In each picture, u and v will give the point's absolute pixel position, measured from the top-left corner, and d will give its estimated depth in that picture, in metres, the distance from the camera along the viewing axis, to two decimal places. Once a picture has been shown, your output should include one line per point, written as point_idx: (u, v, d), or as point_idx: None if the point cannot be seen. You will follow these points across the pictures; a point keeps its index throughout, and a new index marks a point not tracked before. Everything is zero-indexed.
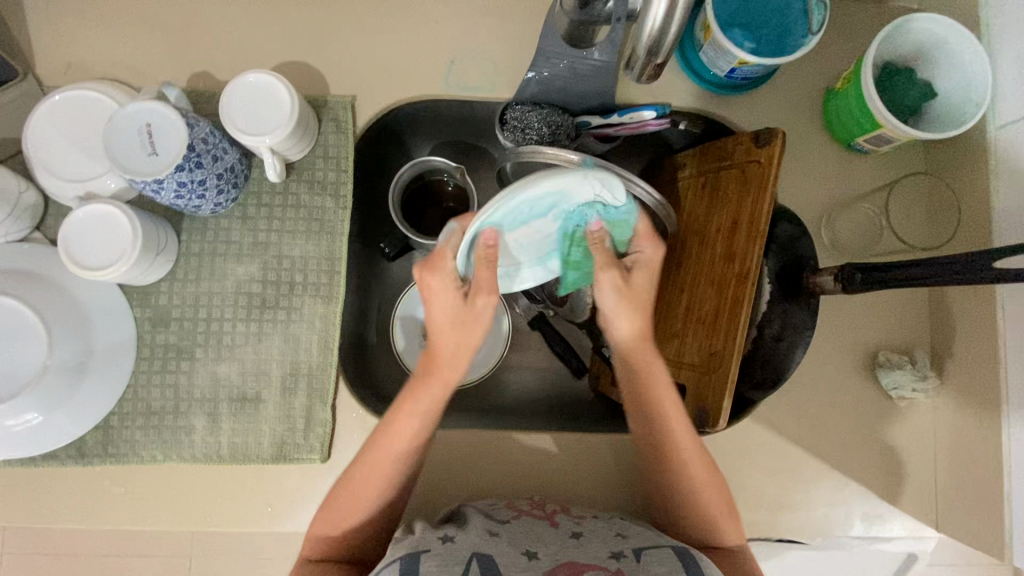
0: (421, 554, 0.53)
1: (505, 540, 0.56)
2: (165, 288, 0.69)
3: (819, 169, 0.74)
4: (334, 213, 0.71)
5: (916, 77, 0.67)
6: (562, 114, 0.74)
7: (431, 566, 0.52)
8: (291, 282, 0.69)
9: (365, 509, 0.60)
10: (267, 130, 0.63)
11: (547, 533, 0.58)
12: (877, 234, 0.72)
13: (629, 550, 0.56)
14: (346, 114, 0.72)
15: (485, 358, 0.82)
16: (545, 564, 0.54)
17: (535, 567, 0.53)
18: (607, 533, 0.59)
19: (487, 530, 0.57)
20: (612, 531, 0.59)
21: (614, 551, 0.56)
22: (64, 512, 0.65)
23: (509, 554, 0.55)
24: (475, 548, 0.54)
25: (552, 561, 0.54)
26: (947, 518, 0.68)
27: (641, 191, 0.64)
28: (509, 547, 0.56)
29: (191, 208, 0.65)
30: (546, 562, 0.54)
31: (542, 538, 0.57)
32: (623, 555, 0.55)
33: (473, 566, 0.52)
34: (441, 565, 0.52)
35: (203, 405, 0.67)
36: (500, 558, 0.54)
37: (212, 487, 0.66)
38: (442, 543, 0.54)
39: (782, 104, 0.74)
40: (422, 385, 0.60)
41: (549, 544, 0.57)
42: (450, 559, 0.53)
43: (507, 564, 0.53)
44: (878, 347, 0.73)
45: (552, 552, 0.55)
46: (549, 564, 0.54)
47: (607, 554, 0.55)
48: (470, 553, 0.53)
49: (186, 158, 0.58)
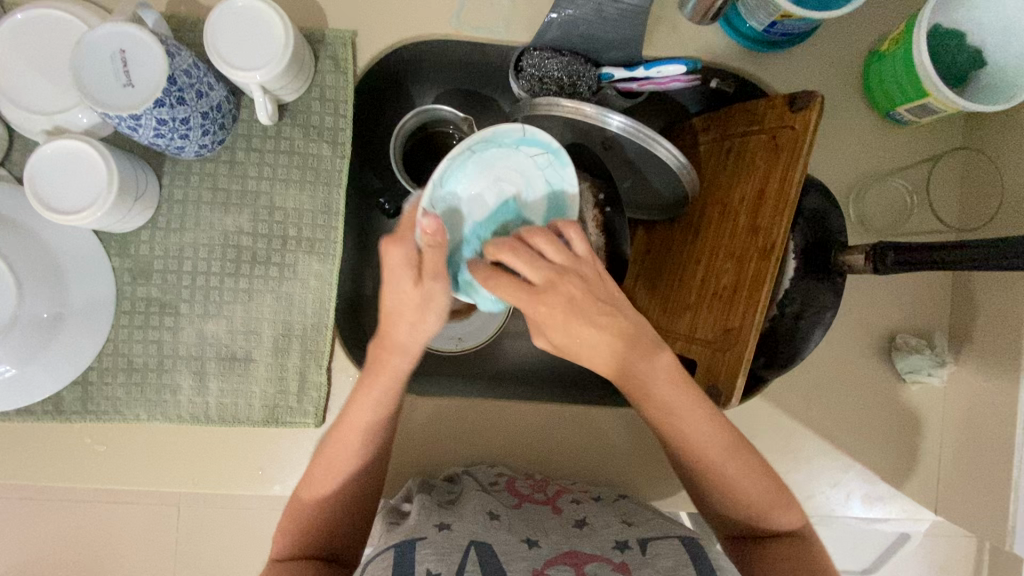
0: (417, 542, 0.51)
1: (507, 526, 0.55)
2: (145, 238, 0.63)
3: (854, 137, 0.69)
4: (331, 162, 0.65)
5: (965, 42, 0.62)
6: (585, 64, 0.68)
7: (427, 554, 0.49)
8: (283, 235, 0.64)
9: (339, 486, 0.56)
10: (257, 66, 0.56)
11: (551, 523, 0.57)
12: (906, 212, 0.69)
13: (635, 540, 0.54)
14: (345, 52, 0.65)
15: (485, 327, 0.80)
16: (545, 553, 0.52)
17: (535, 557, 0.51)
18: (611, 518, 0.57)
19: (486, 513, 0.56)
20: (616, 517, 0.58)
21: (617, 541, 0.54)
22: (42, 469, 0.62)
23: (509, 543, 0.52)
24: (472, 535, 0.52)
25: (553, 550, 0.52)
26: (947, 503, 0.68)
27: (663, 152, 0.63)
28: (508, 533, 0.54)
29: (173, 148, 0.59)
30: (546, 552, 0.52)
31: (545, 527, 0.56)
32: (628, 547, 0.53)
33: (471, 555, 0.50)
34: (439, 552, 0.50)
35: (189, 364, 0.63)
36: (498, 546, 0.52)
37: (202, 446, 0.64)
38: (439, 531, 0.52)
39: (821, 65, 0.69)
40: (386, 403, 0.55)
41: (551, 533, 0.55)
42: (448, 545, 0.50)
43: (507, 552, 0.51)
44: (895, 330, 0.71)
45: (553, 541, 0.54)
46: (549, 552, 0.52)
47: (611, 545, 0.53)
48: (467, 540, 0.51)
49: (165, 92, 0.52)
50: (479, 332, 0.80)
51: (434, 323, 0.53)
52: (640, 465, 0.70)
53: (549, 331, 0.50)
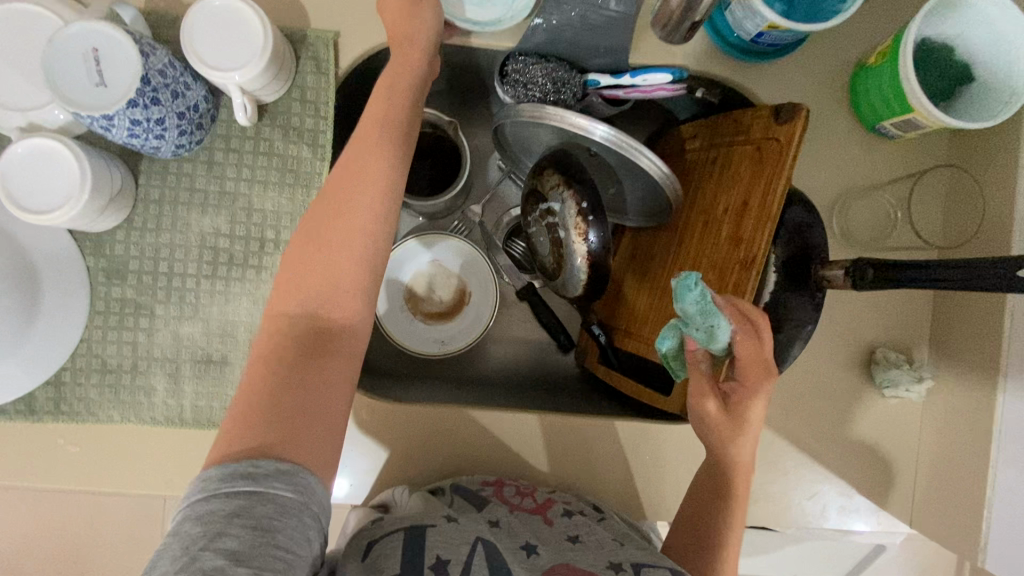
0: (427, 527, 0.52)
1: (506, 531, 0.56)
2: (120, 238, 0.62)
3: (839, 149, 0.69)
4: (311, 164, 0.64)
5: (951, 57, 0.62)
6: (571, 70, 0.67)
7: (436, 541, 0.50)
8: (261, 238, 0.63)
9: (296, 316, 0.49)
10: (234, 66, 0.55)
11: (544, 532, 0.57)
12: (889, 227, 0.69)
13: (628, 564, 0.53)
14: (327, 53, 0.64)
15: (468, 333, 0.86)
16: (544, 563, 0.52)
17: (534, 564, 0.51)
18: (604, 536, 0.57)
19: (488, 520, 0.57)
20: (610, 536, 0.58)
21: (613, 562, 0.53)
22: (15, 468, 0.62)
23: (509, 544, 0.53)
24: (479, 533, 0.53)
25: (551, 561, 0.52)
26: (922, 517, 0.68)
27: (647, 162, 0.62)
28: (510, 539, 0.54)
29: (149, 148, 0.58)
30: (545, 561, 0.52)
31: (541, 537, 0.56)
32: (622, 568, 0.52)
33: (478, 549, 0.50)
34: (449, 541, 0.50)
35: (164, 365, 0.62)
36: (503, 547, 0.52)
37: (175, 449, 0.63)
38: (448, 522, 0.53)
39: (809, 76, 0.68)
40: (354, 224, 0.52)
41: (548, 543, 0.55)
42: (456, 538, 0.51)
43: (509, 553, 0.52)
44: (875, 343, 0.71)
45: (552, 552, 0.54)
46: (548, 563, 0.52)
47: (605, 564, 0.52)
48: (474, 536, 0.52)
49: (139, 92, 0.51)
50: (462, 338, 0.86)
51: (432, 16, 0.60)
52: (617, 474, 0.70)
53: (744, 393, 0.55)
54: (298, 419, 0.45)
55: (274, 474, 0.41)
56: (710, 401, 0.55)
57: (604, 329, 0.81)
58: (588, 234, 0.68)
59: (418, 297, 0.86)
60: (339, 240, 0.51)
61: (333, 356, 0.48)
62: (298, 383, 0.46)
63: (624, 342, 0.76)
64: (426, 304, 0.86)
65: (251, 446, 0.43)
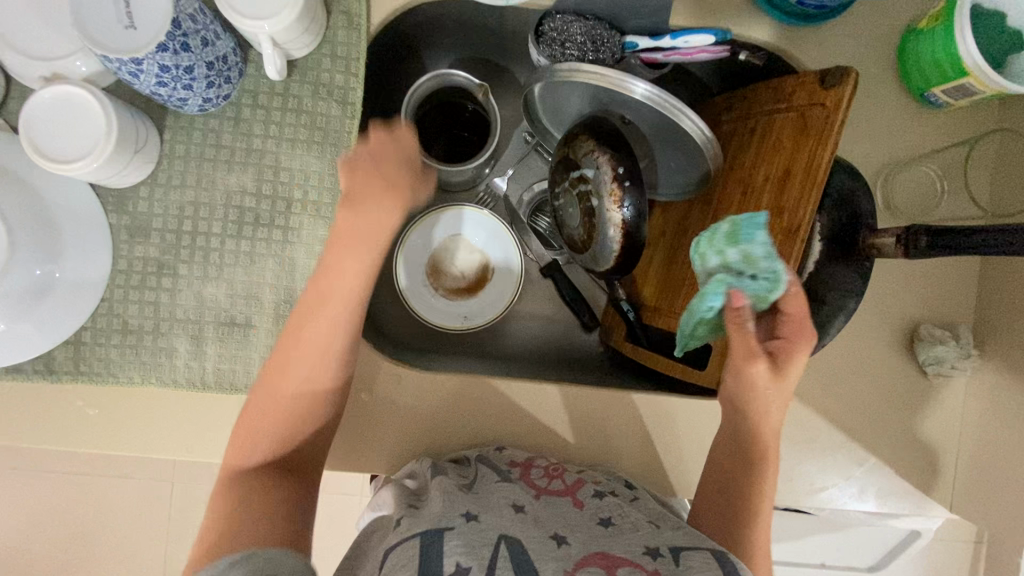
0: (443, 532, 0.48)
1: (531, 520, 0.53)
2: (144, 195, 0.60)
3: (884, 118, 0.67)
4: (340, 123, 0.62)
5: (1004, 24, 0.60)
6: (610, 30, 0.64)
7: (455, 546, 0.46)
8: (288, 197, 0.62)
9: (265, 417, 0.55)
10: (266, 14, 0.53)
11: (574, 518, 0.54)
12: (936, 198, 0.66)
13: (665, 548, 0.50)
14: (359, 7, 0.62)
15: (493, 306, 0.83)
16: (574, 553, 0.48)
17: (564, 556, 0.48)
18: (639, 519, 0.55)
19: (512, 507, 0.54)
20: (644, 518, 0.55)
21: (649, 547, 0.50)
22: (31, 430, 0.60)
23: (537, 537, 0.50)
24: (501, 529, 0.49)
25: (582, 548, 0.49)
26: (964, 501, 0.65)
27: (689, 125, 0.60)
28: (536, 528, 0.51)
29: (175, 100, 0.56)
30: (576, 550, 0.49)
31: (570, 523, 0.53)
32: (659, 553, 0.50)
33: (501, 550, 0.47)
34: (467, 545, 0.47)
35: (187, 327, 0.60)
36: (530, 545, 0.48)
37: (196, 413, 0.61)
38: (466, 522, 0.49)
39: (855, 41, 0.66)
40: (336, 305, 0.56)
41: (577, 529, 0.52)
42: (477, 539, 0.47)
43: (537, 550, 0.48)
44: (918, 321, 0.68)
45: (582, 540, 0.51)
46: (579, 552, 0.49)
47: (641, 550, 0.50)
48: (496, 535, 0.48)
49: (169, 35, 0.49)
50: (488, 311, 0.84)
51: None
52: (648, 451, 0.68)
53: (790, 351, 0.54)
54: (242, 521, 0.49)
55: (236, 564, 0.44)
56: (761, 362, 0.53)
57: (633, 305, 0.79)
58: (623, 203, 0.66)
59: (440, 271, 0.84)
60: (314, 339, 0.55)
61: (293, 484, 0.54)
62: (252, 494, 0.52)
63: (654, 318, 0.75)
64: (448, 278, 0.85)
65: (208, 551, 0.46)
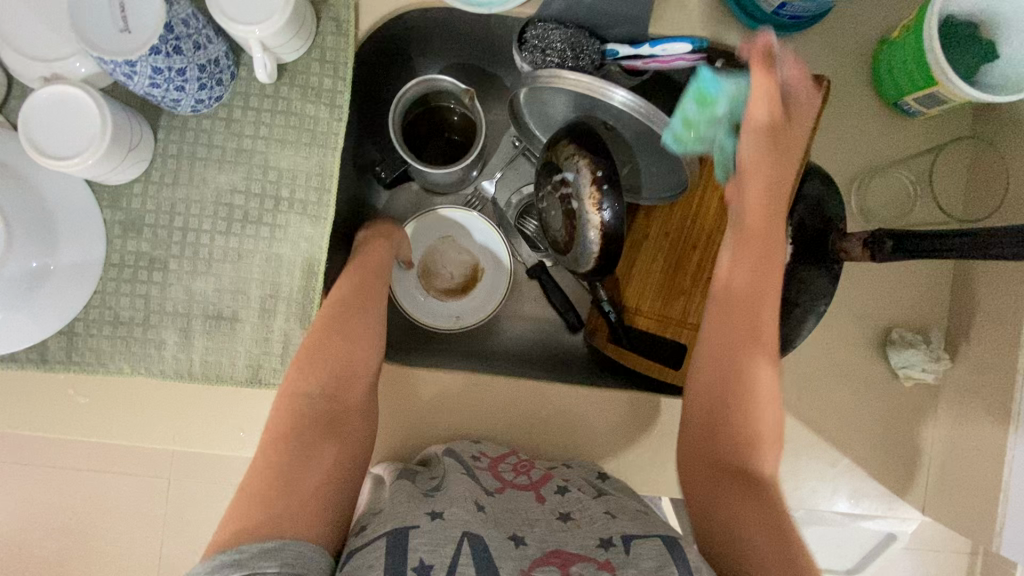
0: (409, 530, 0.48)
1: (491, 519, 0.53)
2: (138, 192, 0.63)
3: (859, 126, 0.68)
4: (327, 125, 0.64)
5: (977, 36, 0.61)
6: (590, 38, 0.67)
7: (421, 543, 0.47)
8: (276, 196, 0.64)
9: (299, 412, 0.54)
10: (256, 20, 0.56)
11: (533, 513, 0.56)
12: (908, 204, 0.68)
13: (618, 538, 0.52)
14: (348, 14, 0.64)
15: (484, 306, 0.85)
16: (530, 552, 0.50)
17: (522, 556, 0.50)
18: (596, 511, 0.56)
19: (474, 504, 0.54)
20: (602, 510, 0.57)
21: (602, 539, 0.52)
22: (24, 417, 0.62)
23: (497, 537, 0.51)
24: (465, 525, 0.50)
25: (539, 548, 0.51)
26: (935, 503, 0.66)
27: (670, 133, 0.62)
28: (495, 527, 0.52)
29: (169, 101, 0.59)
30: (532, 551, 0.51)
31: (530, 520, 0.55)
32: (612, 543, 0.51)
33: (464, 546, 0.48)
34: (432, 543, 0.47)
35: (176, 320, 0.63)
36: (491, 543, 0.49)
37: (183, 403, 0.63)
38: (431, 519, 0.50)
39: (831, 51, 0.68)
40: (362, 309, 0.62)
41: (535, 527, 0.54)
42: (441, 537, 0.48)
43: (497, 548, 0.49)
44: (892, 325, 0.69)
45: (538, 537, 0.53)
46: (534, 552, 0.51)
47: (595, 543, 0.51)
48: (460, 530, 0.49)
49: (161, 39, 0.51)
50: (478, 312, 0.85)
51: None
52: (625, 449, 0.69)
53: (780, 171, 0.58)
54: (281, 502, 0.47)
55: (273, 551, 0.44)
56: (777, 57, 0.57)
57: (613, 305, 0.77)
58: (603, 206, 0.68)
59: (430, 273, 0.86)
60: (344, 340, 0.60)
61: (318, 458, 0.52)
62: (285, 476, 0.49)
63: (634, 320, 0.77)
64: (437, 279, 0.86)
65: (249, 527, 0.45)
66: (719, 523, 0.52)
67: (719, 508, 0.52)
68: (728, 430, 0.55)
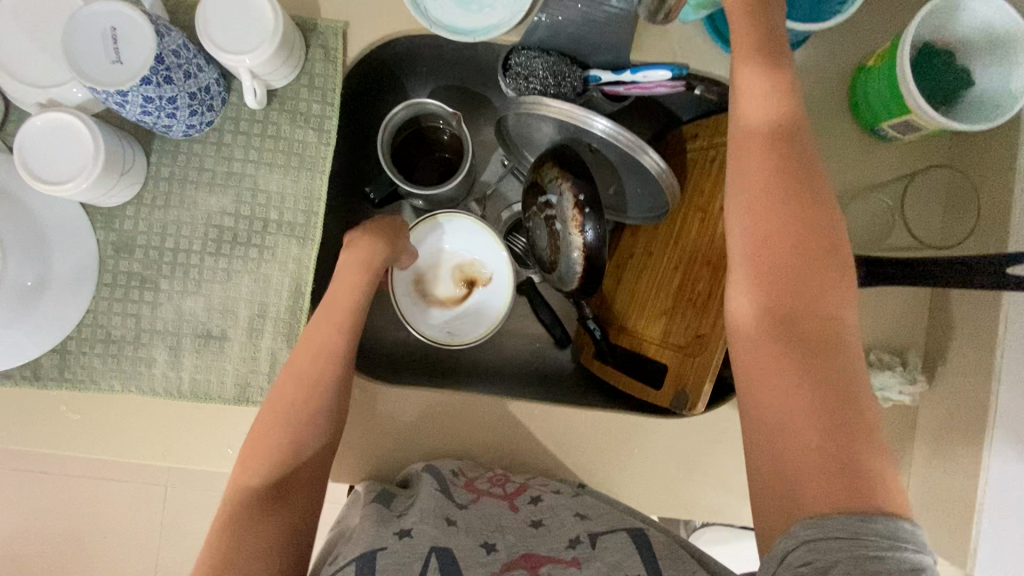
0: (376, 553, 0.50)
1: (462, 530, 0.56)
2: (130, 214, 0.64)
3: (837, 151, 0.69)
4: (315, 149, 0.66)
5: (950, 63, 0.62)
6: (572, 65, 0.68)
7: (388, 564, 0.49)
8: (265, 218, 0.65)
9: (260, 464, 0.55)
10: (245, 50, 0.57)
11: (506, 520, 0.58)
12: (886, 228, 0.69)
13: (586, 535, 0.55)
14: (336, 42, 0.66)
15: (496, 304, 0.83)
16: (502, 558, 0.53)
17: (492, 562, 0.52)
18: (566, 514, 0.59)
19: (443, 518, 0.56)
20: (571, 512, 0.59)
21: (571, 539, 0.55)
22: (18, 432, 0.64)
23: (467, 548, 0.53)
24: (432, 541, 0.52)
25: (510, 553, 0.53)
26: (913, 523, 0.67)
27: (650, 160, 0.63)
28: (467, 537, 0.55)
29: (161, 127, 0.60)
30: (503, 556, 0.53)
31: (502, 527, 0.57)
32: (580, 542, 0.54)
33: (432, 562, 0.50)
34: (397, 563, 0.49)
35: (166, 338, 0.64)
36: (459, 552, 0.52)
37: (172, 420, 0.65)
38: (400, 540, 0.52)
39: (809, 78, 0.69)
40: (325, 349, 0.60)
41: (507, 534, 0.56)
42: (408, 556, 0.50)
43: (465, 557, 0.52)
44: (870, 346, 0.70)
45: (510, 543, 0.55)
46: (506, 557, 0.53)
47: (564, 544, 0.54)
48: (427, 548, 0.51)
49: (152, 70, 0.53)
50: (493, 311, 0.83)
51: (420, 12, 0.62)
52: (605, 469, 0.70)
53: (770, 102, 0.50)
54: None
55: None
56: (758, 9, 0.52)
57: (599, 324, 0.81)
58: (584, 227, 0.69)
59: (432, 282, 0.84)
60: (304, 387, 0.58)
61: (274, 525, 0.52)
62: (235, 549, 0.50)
63: (619, 338, 0.78)
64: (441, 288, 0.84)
65: None
66: (769, 440, 0.45)
67: (768, 410, 0.45)
68: (798, 322, 0.46)
